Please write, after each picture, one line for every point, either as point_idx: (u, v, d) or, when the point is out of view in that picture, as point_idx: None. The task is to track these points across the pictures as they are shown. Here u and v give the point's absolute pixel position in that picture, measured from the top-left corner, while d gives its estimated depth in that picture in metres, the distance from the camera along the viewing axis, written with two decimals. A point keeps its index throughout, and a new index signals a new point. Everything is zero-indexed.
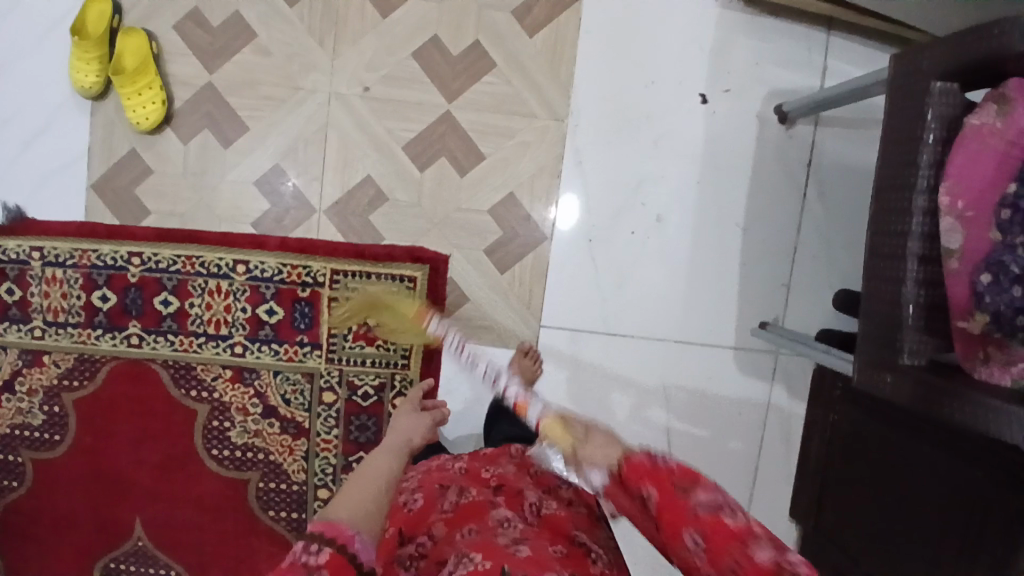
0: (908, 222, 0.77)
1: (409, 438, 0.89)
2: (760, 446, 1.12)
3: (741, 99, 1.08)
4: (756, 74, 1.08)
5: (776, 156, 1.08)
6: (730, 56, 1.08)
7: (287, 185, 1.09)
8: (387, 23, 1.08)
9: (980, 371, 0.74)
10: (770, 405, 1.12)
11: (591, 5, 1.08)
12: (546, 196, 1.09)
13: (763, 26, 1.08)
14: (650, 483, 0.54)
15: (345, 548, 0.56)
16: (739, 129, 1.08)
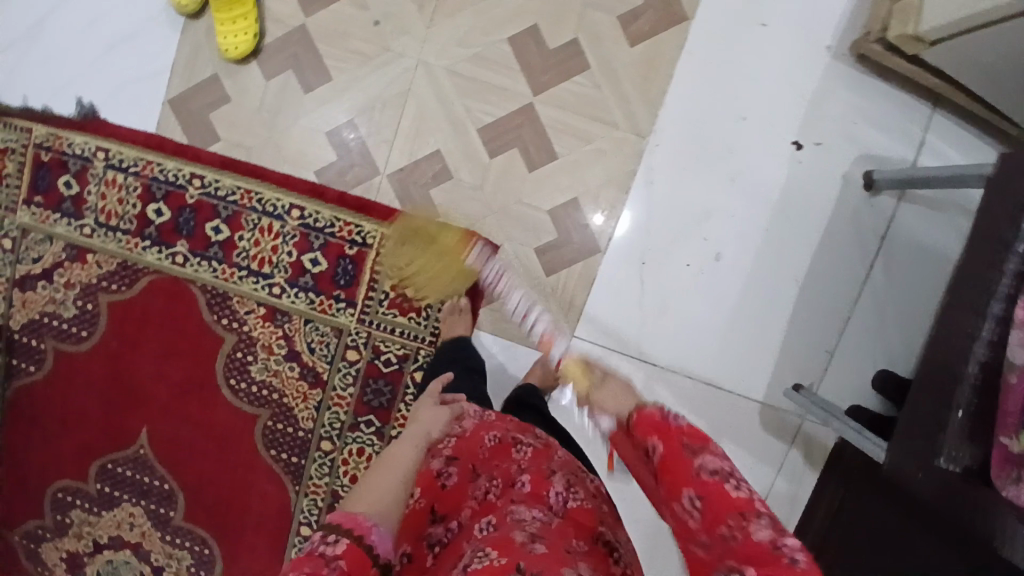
0: (978, 326, 0.75)
1: (427, 433, 0.80)
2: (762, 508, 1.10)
3: (829, 155, 1.05)
4: (851, 133, 1.04)
5: (850, 220, 1.05)
6: (829, 109, 1.05)
7: (356, 141, 1.09)
8: (489, 3, 1.07)
9: (1008, 490, 0.70)
10: (782, 469, 1.09)
11: (698, 27, 1.05)
12: (609, 210, 1.08)
13: (870, 86, 1.04)
14: (655, 436, 0.61)
15: (361, 541, 0.58)
16: (820, 185, 1.05)
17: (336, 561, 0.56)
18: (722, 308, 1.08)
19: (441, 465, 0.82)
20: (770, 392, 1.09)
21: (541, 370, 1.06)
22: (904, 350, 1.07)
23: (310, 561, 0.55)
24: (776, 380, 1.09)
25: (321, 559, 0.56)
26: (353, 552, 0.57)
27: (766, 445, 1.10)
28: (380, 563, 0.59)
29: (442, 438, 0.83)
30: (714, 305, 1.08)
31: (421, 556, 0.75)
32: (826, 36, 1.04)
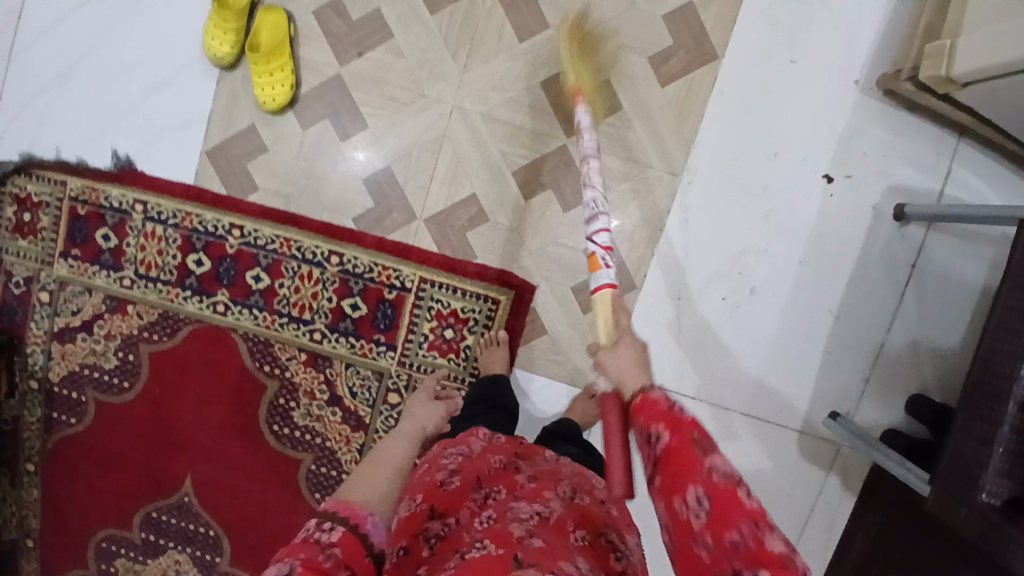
0: (1015, 365, 0.77)
1: (423, 426, 0.94)
2: (799, 534, 1.13)
3: (859, 188, 1.07)
4: (881, 166, 1.07)
5: (881, 252, 1.08)
6: (858, 144, 1.07)
7: (393, 187, 1.10)
8: (522, 48, 1.08)
9: None
10: (820, 496, 1.12)
11: (729, 67, 1.07)
12: (645, 248, 1.10)
13: (897, 120, 1.07)
14: (661, 420, 0.62)
15: (356, 528, 0.65)
16: (850, 218, 1.08)
17: (332, 547, 0.61)
18: (758, 340, 1.10)
19: (444, 475, 0.78)
20: (807, 421, 1.11)
21: (582, 407, 1.07)
22: (935, 375, 1.09)
23: (306, 548, 0.60)
24: (812, 409, 1.11)
25: (316, 547, 0.61)
26: (346, 544, 0.62)
27: (803, 473, 1.12)
28: (373, 551, 0.65)
29: (445, 454, 0.83)
30: (750, 338, 1.10)
31: (417, 552, 0.70)
32: (853, 73, 1.06)
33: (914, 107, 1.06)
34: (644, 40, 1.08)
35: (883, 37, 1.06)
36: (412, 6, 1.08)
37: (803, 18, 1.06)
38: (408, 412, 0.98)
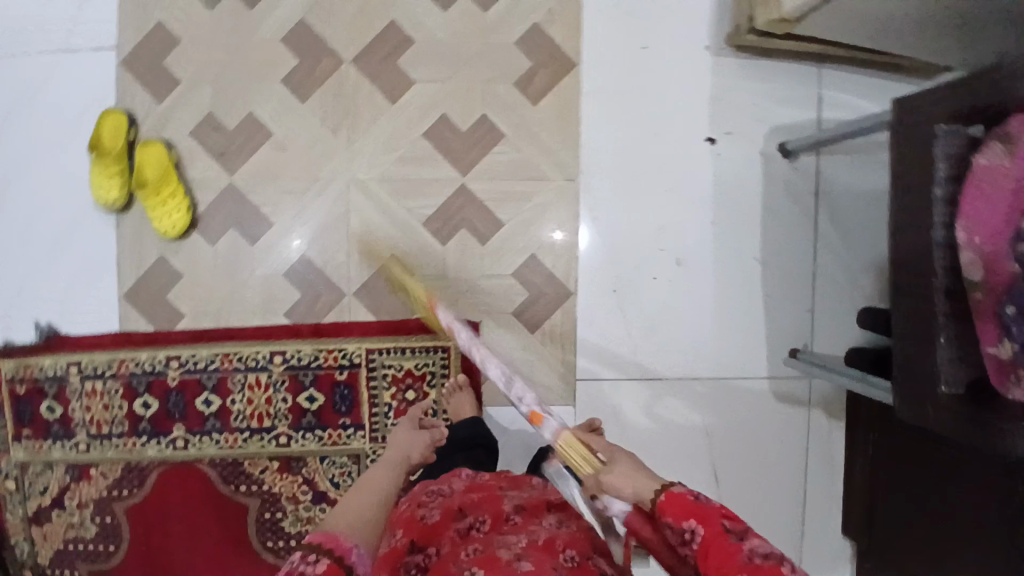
0: (931, 257, 0.79)
1: (406, 455, 0.88)
2: (804, 472, 1.17)
3: (743, 140, 1.12)
4: (756, 114, 1.12)
5: (784, 190, 1.12)
6: (729, 100, 1.12)
7: (314, 273, 1.11)
8: (397, 107, 1.11)
9: (1014, 394, 0.75)
10: (809, 429, 1.16)
11: (589, 68, 1.12)
12: (567, 255, 1.14)
13: (757, 69, 1.12)
14: (690, 517, 0.59)
15: (342, 560, 0.62)
16: (745, 169, 1.13)
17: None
18: (700, 308, 1.14)
19: (423, 511, 0.79)
20: (772, 366, 1.14)
21: None
22: (874, 286, 1.14)
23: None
24: (773, 353, 1.14)
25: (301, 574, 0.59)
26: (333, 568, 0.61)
27: (786, 415, 1.15)
28: None
29: (427, 492, 0.85)
30: (692, 308, 1.14)
31: None
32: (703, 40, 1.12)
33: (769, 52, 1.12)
34: (505, 66, 1.12)
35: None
36: (281, 99, 1.11)
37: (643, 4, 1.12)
38: (388, 440, 0.92)
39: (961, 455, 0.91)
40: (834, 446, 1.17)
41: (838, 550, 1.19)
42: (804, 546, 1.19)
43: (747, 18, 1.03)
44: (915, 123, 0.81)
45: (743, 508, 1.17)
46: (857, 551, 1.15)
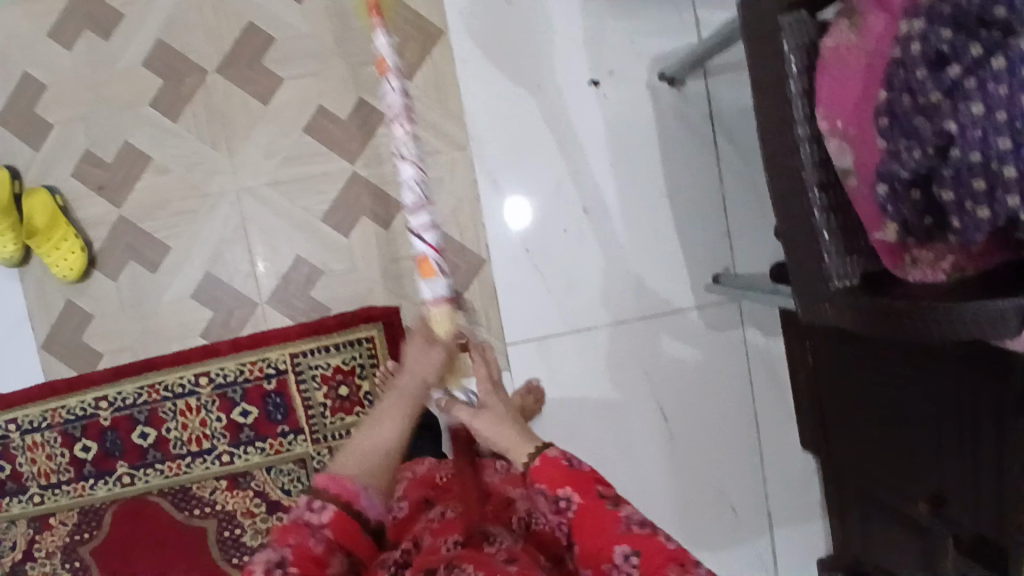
0: (798, 154, 0.74)
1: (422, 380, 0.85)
2: (751, 394, 1.18)
3: (627, 76, 1.11)
4: (634, 47, 1.11)
5: (676, 119, 1.12)
6: (605, 38, 1.10)
7: (223, 290, 1.10)
8: (271, 108, 1.09)
9: (913, 274, 0.71)
10: (749, 350, 1.17)
11: (457, 33, 1.09)
12: (472, 224, 1.12)
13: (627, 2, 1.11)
14: (566, 484, 0.71)
15: (349, 505, 0.70)
16: (634, 103, 1.11)
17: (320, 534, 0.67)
18: (618, 251, 1.13)
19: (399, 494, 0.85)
20: (699, 295, 1.15)
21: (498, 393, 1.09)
22: None
23: (297, 530, 0.67)
24: (695, 283, 1.15)
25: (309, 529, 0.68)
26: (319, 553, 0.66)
27: (722, 341, 1.17)
28: (369, 526, 0.72)
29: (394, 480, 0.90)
30: (608, 252, 1.13)
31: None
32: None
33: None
34: (372, 46, 1.10)
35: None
36: (155, 122, 1.09)
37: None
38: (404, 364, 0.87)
39: (917, 360, 0.88)
40: (776, 360, 1.18)
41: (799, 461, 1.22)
42: (766, 465, 1.20)
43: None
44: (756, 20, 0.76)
45: (700, 440, 1.18)
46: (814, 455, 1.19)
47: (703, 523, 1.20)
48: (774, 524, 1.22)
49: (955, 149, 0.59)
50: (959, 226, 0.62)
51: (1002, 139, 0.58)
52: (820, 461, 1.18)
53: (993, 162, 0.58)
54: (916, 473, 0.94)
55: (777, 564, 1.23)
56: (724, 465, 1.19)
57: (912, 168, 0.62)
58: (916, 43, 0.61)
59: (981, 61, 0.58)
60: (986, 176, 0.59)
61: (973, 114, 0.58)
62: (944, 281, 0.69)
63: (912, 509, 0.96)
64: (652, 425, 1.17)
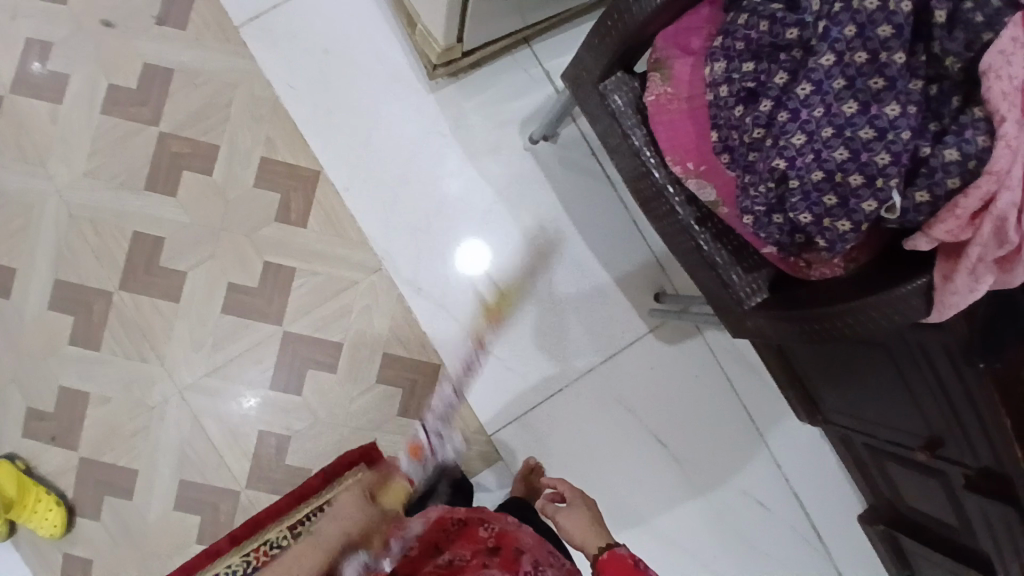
0: (666, 199, 0.77)
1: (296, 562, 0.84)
2: (732, 387, 1.22)
3: (504, 150, 1.17)
4: (499, 120, 1.17)
5: (562, 167, 1.17)
6: (469, 123, 1.16)
7: (202, 488, 1.10)
8: (183, 302, 1.11)
9: (814, 273, 0.71)
10: (713, 349, 1.21)
11: (334, 166, 1.13)
12: (414, 336, 1.14)
13: (477, 81, 1.17)
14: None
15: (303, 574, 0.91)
16: (518, 169, 1.17)
17: None
18: (556, 309, 1.17)
19: None
20: (647, 317, 1.19)
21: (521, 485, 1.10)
22: None
23: None
24: (637, 308, 1.19)
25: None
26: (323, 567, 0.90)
27: (685, 350, 1.21)
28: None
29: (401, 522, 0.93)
30: (548, 312, 1.17)
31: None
32: (415, 86, 1.16)
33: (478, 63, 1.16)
34: (255, 210, 1.12)
35: (407, 43, 1.16)
36: (82, 357, 1.11)
37: (344, 87, 1.14)
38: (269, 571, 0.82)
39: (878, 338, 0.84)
40: (741, 348, 1.22)
41: (800, 429, 1.25)
42: (770, 446, 1.23)
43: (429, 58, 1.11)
44: (582, 95, 0.80)
45: (700, 449, 1.21)
46: (815, 425, 1.19)
47: (734, 520, 1.22)
48: (801, 495, 1.25)
49: (792, 179, 0.59)
50: (826, 242, 0.61)
51: (836, 152, 0.56)
52: (824, 428, 1.19)
53: (835, 175, 0.57)
54: (904, 425, 0.96)
55: (818, 531, 1.25)
56: (732, 462, 1.22)
57: (762, 203, 0.63)
58: (723, 87, 0.63)
59: (787, 89, 0.59)
60: (834, 190, 0.57)
61: (796, 145, 0.58)
62: (844, 272, 0.68)
63: (913, 454, 0.99)
64: (650, 451, 1.20)
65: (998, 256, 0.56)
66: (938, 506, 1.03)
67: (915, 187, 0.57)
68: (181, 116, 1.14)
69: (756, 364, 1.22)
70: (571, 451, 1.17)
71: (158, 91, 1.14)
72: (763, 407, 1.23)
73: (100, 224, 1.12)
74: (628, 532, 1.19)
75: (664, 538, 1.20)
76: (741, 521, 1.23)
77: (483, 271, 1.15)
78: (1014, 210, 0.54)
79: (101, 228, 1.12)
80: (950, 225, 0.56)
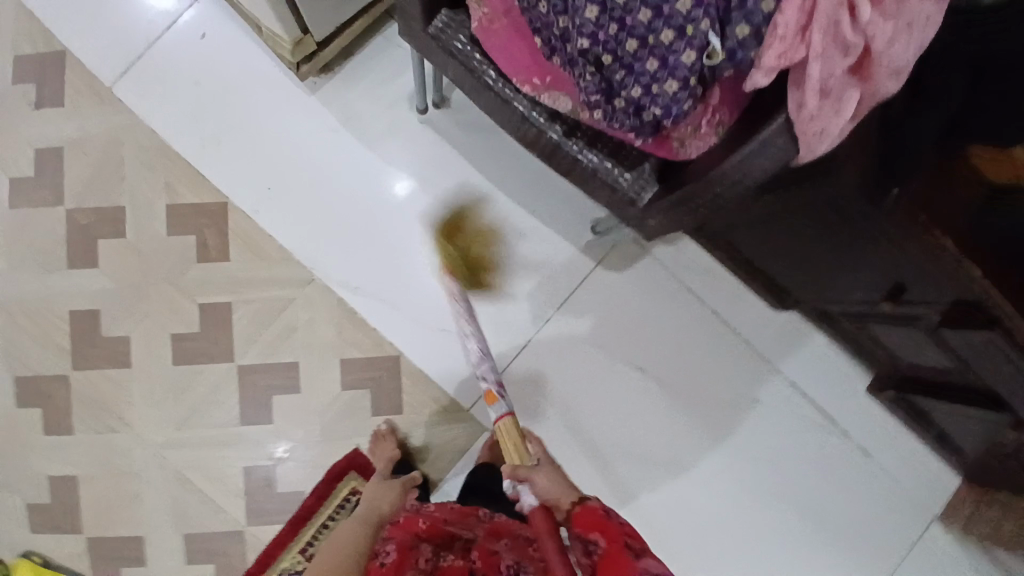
0: (532, 123, 0.74)
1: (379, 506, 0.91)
2: (697, 296, 1.19)
3: (401, 128, 1.15)
4: (387, 102, 1.14)
5: (462, 128, 1.15)
6: (359, 112, 1.14)
7: (205, 537, 1.11)
8: (136, 366, 1.12)
9: (689, 151, 0.67)
10: (666, 264, 1.18)
11: (241, 193, 1.12)
12: (365, 334, 1.13)
13: (353, 70, 1.15)
14: (597, 530, 0.70)
15: None
16: (420, 143, 1.15)
17: None
18: (501, 272, 1.15)
19: None
20: (589, 250, 1.17)
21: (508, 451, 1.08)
22: None
23: None
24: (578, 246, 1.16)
25: None
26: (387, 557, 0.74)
27: (640, 272, 1.18)
28: None
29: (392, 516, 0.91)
30: (494, 276, 1.15)
31: None
32: (295, 92, 1.14)
33: (346, 52, 1.15)
34: (177, 258, 1.12)
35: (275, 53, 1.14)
36: (58, 445, 1.12)
37: (228, 115, 1.13)
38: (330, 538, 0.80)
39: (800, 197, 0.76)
40: (695, 256, 1.19)
41: (779, 317, 1.20)
42: (753, 343, 1.19)
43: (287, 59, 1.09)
44: (425, 47, 0.78)
45: (682, 365, 1.18)
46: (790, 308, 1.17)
47: (737, 426, 1.19)
48: (799, 384, 1.20)
49: (607, 56, 0.57)
50: (664, 111, 0.58)
51: (638, 14, 0.53)
52: (798, 309, 1.15)
53: (648, 38, 0.54)
54: (861, 280, 0.91)
55: (828, 417, 1.20)
56: (717, 369, 1.19)
57: (595, 91, 0.61)
58: None
59: None
60: (653, 54, 0.55)
61: (593, 20, 0.55)
62: (717, 139, 0.65)
63: (879, 307, 0.94)
64: (632, 381, 1.17)
65: (849, 64, 0.53)
66: (929, 354, 0.97)
67: (733, 24, 0.53)
68: (82, 188, 1.14)
69: (715, 267, 1.19)
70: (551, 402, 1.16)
71: (54, 171, 1.14)
72: (735, 307, 1.19)
73: (37, 315, 1.13)
74: (631, 466, 1.17)
75: (669, 462, 1.17)
76: (745, 425, 1.19)
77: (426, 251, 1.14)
78: (844, 9, 0.50)
79: (40, 318, 1.13)
80: (780, 47, 0.52)
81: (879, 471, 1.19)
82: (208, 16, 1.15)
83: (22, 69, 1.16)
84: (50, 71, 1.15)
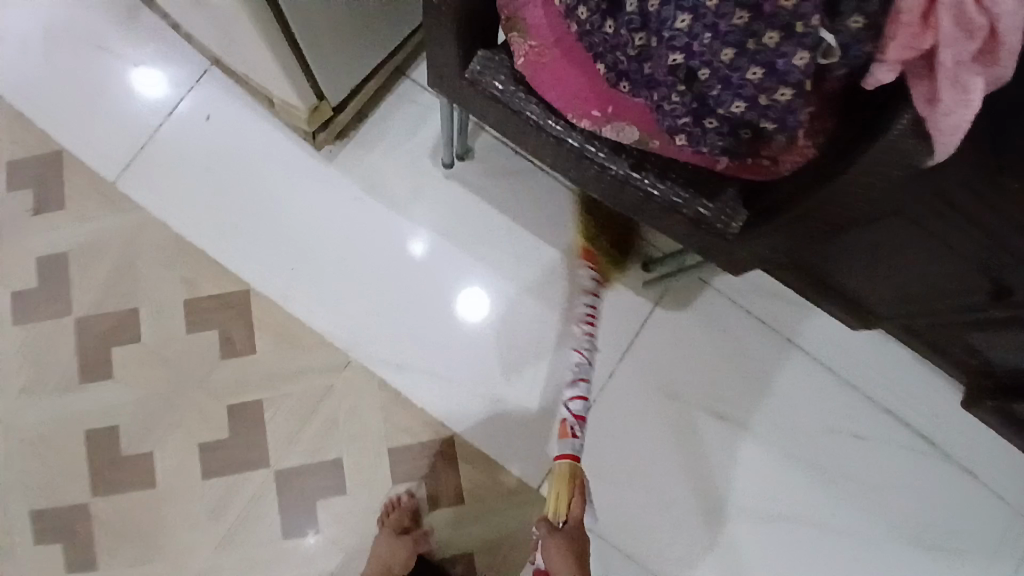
0: (591, 160, 0.65)
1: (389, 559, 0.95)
2: (770, 329, 1.07)
3: (425, 189, 1.07)
4: (408, 163, 1.07)
5: (491, 180, 1.07)
6: (378, 177, 1.07)
7: None
8: (163, 484, 1.00)
9: (784, 165, 0.60)
10: (731, 298, 1.08)
11: (263, 278, 1.04)
12: (412, 416, 1.02)
13: (368, 133, 1.08)
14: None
15: None
16: (447, 202, 1.07)
17: None
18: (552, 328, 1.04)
19: None
20: (645, 292, 1.07)
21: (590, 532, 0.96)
22: None
23: None
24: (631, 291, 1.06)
25: None
26: None
27: (704, 311, 1.07)
28: None
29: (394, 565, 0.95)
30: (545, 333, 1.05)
31: None
32: (310, 165, 1.07)
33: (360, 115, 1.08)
34: (198, 358, 1.02)
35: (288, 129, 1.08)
36: None
37: (242, 197, 1.06)
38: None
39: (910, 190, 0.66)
40: (765, 285, 1.08)
41: (864, 342, 1.08)
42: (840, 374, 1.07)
43: (301, 128, 1.04)
44: (461, 96, 0.70)
45: (765, 408, 1.06)
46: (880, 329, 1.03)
47: (837, 470, 1.06)
48: (900, 415, 1.06)
49: (700, 70, 0.49)
50: (777, 121, 0.50)
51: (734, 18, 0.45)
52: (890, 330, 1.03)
53: (747, 43, 0.46)
54: (960, 292, 0.81)
55: (941, 447, 1.06)
56: (804, 407, 1.06)
57: (684, 111, 0.53)
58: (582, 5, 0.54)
59: None
60: (755, 61, 0.46)
61: (683, 30, 0.47)
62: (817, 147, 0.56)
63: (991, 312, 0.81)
64: (711, 432, 1.05)
65: (975, 49, 0.41)
66: None
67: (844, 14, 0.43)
68: (92, 295, 1.05)
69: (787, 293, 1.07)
70: (626, 465, 1.04)
71: (62, 280, 1.06)
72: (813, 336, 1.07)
73: (52, 440, 1.02)
74: (724, 528, 1.04)
75: (766, 518, 1.04)
76: (844, 467, 1.05)
77: (472, 316, 1.04)
78: None
79: (55, 442, 1.02)
80: (904, 37, 0.42)
81: (1004, 502, 1.05)
82: (213, 100, 1.09)
83: (19, 178, 1.09)
84: (50, 177, 1.08)
